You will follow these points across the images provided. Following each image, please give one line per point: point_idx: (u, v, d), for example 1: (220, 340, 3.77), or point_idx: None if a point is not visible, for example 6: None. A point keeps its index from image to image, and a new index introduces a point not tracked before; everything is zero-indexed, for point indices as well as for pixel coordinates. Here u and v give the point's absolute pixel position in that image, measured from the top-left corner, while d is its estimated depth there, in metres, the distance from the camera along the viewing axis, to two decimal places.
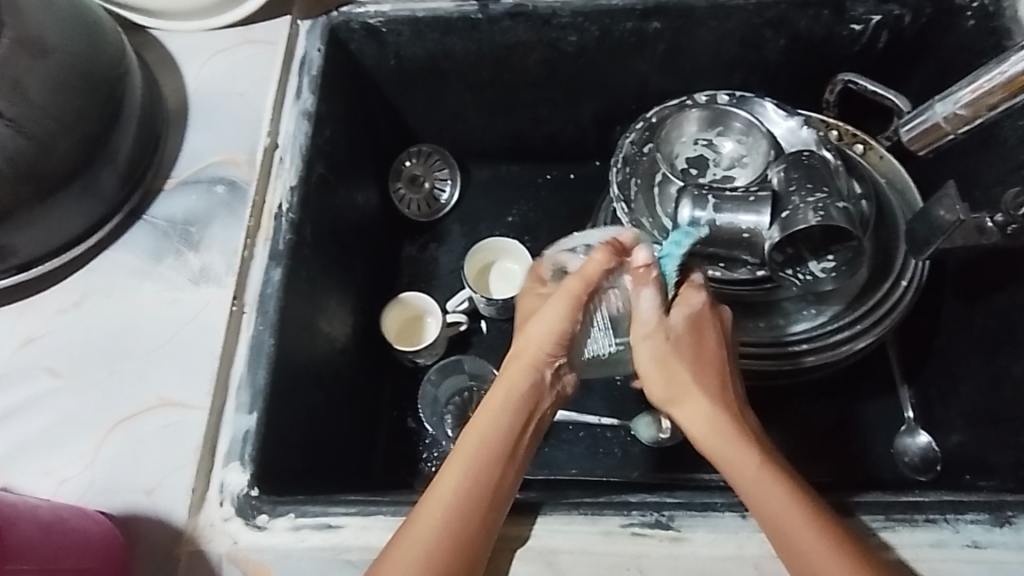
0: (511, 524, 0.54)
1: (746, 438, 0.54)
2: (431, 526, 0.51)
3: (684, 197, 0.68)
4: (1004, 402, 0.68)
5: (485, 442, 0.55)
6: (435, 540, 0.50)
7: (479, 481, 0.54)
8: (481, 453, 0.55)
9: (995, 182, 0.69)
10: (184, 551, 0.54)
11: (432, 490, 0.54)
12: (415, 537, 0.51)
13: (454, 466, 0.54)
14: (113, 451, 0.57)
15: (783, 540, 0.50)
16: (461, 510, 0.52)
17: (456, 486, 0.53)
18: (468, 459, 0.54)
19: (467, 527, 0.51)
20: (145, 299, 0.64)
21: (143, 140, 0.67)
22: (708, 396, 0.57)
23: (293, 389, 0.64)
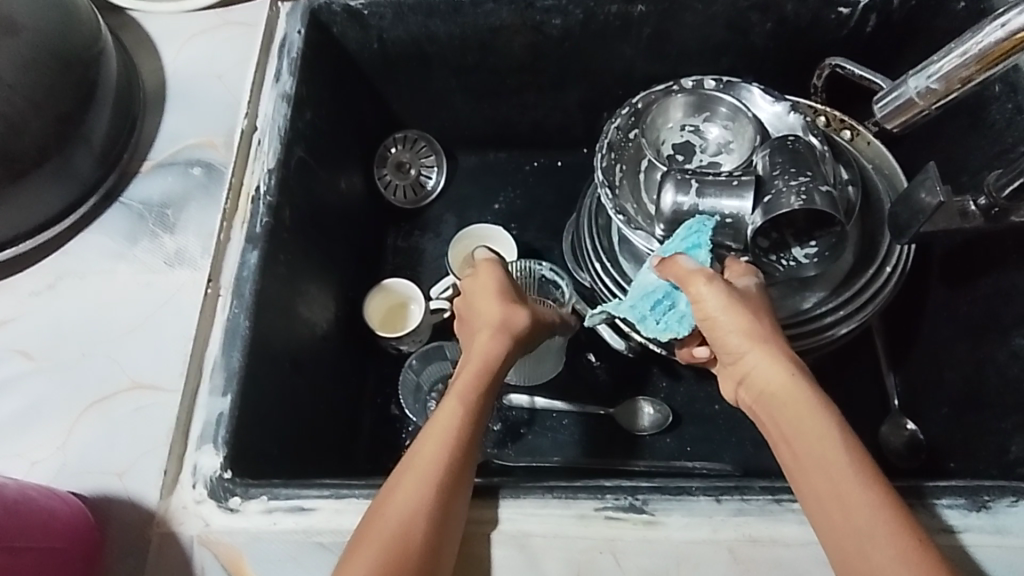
0: (481, 507, 0.54)
1: (802, 407, 0.52)
2: (425, 477, 0.51)
3: (667, 182, 0.68)
4: (988, 388, 0.67)
5: (458, 420, 0.55)
6: (420, 502, 0.49)
7: (465, 427, 0.55)
8: (460, 420, 0.55)
9: (982, 167, 0.68)
10: (155, 533, 0.54)
11: (423, 442, 0.54)
12: (401, 509, 0.49)
13: (434, 439, 0.53)
14: (85, 433, 0.57)
15: (822, 507, 0.49)
16: (447, 453, 0.52)
17: (435, 459, 0.52)
18: (446, 430, 0.54)
19: (455, 471, 0.52)
20: (120, 282, 0.63)
21: (119, 123, 0.67)
22: (764, 363, 0.55)
23: (270, 373, 0.64)
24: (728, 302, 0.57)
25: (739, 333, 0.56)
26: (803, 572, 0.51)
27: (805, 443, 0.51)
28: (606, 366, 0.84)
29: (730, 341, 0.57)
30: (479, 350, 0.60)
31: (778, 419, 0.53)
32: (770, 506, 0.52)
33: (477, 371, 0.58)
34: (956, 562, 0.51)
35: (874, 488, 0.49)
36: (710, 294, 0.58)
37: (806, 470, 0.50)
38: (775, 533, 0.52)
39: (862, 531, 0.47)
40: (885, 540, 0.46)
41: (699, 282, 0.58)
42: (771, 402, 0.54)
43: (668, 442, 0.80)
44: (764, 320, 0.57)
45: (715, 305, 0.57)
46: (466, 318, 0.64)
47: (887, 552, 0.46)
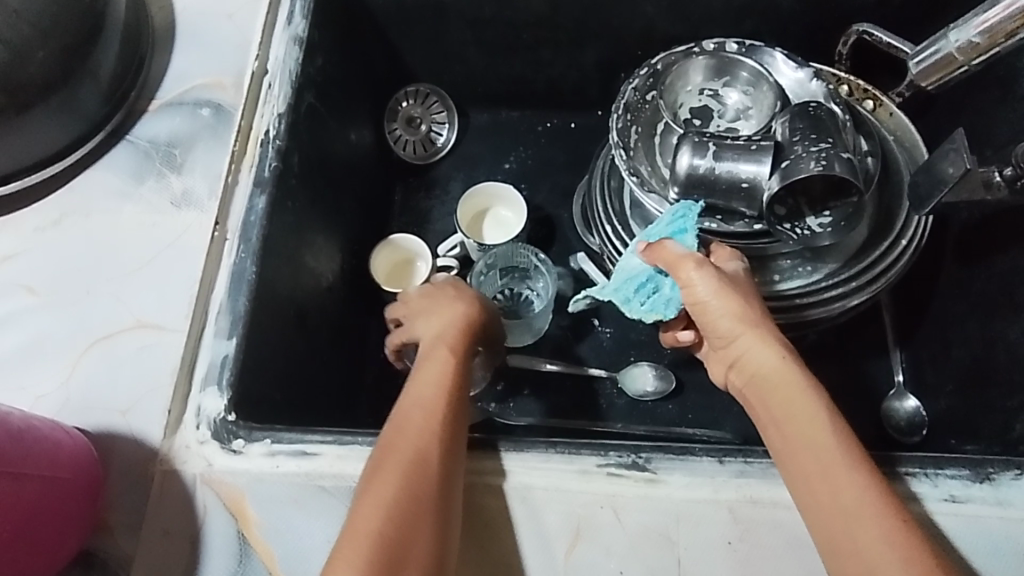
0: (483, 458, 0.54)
1: (794, 390, 0.52)
2: (417, 430, 0.50)
3: (684, 144, 0.66)
4: (996, 367, 0.67)
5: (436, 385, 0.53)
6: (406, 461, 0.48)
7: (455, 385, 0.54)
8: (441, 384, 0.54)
9: (1008, 140, 0.66)
10: (158, 470, 0.54)
11: (418, 395, 0.53)
12: (385, 468, 0.48)
13: (414, 404, 0.52)
14: (89, 369, 0.57)
15: (809, 489, 0.48)
16: (441, 409, 0.52)
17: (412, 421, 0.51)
18: (425, 394, 0.53)
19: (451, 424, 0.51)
20: (125, 220, 0.63)
21: (127, 58, 0.65)
22: (755, 346, 0.54)
23: (275, 320, 0.64)
24: (719, 285, 0.57)
25: (731, 316, 0.56)
26: (801, 535, 0.50)
27: (793, 426, 0.50)
28: (611, 331, 0.84)
29: (720, 324, 0.56)
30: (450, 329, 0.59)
31: (768, 404, 0.53)
32: (773, 470, 0.52)
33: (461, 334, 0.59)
34: (957, 531, 0.51)
35: (863, 471, 0.48)
36: (699, 281, 0.57)
37: (794, 454, 0.49)
38: (776, 496, 0.52)
39: (850, 512, 0.46)
40: (872, 521, 0.45)
41: (687, 267, 0.57)
42: (764, 386, 0.53)
43: (670, 408, 0.80)
44: (756, 303, 0.57)
45: (704, 291, 0.57)
46: (424, 308, 0.63)
47: (871, 533, 0.45)
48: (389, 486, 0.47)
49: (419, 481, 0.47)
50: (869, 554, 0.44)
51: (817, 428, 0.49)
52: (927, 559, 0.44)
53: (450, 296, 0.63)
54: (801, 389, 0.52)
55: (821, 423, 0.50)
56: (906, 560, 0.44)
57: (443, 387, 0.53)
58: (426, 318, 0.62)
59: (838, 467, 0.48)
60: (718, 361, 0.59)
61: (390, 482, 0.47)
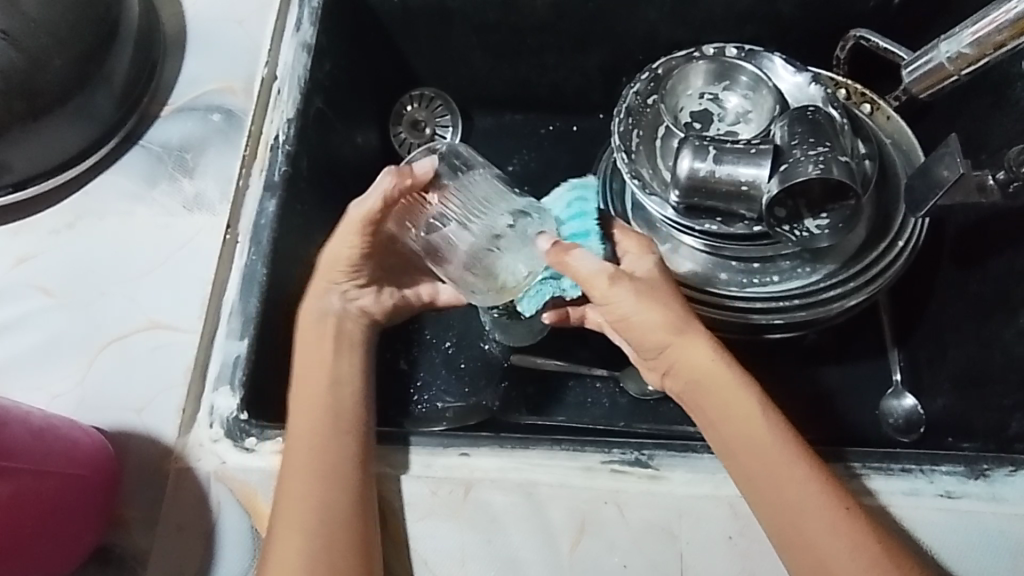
0: (392, 452, 0.55)
1: (732, 393, 0.52)
2: (302, 455, 0.53)
3: (685, 147, 0.68)
4: (992, 366, 0.68)
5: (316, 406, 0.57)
6: (307, 492, 0.52)
7: (330, 397, 0.57)
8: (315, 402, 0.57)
9: (1003, 145, 0.67)
10: (172, 468, 0.55)
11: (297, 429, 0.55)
12: (292, 497, 0.52)
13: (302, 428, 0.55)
14: (105, 368, 0.58)
15: (757, 489, 0.50)
16: (322, 425, 0.55)
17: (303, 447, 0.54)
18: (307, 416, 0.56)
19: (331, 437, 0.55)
20: (139, 222, 0.64)
21: (140, 65, 0.67)
22: (688, 354, 0.53)
23: (285, 320, 0.65)
24: (639, 297, 0.53)
25: (659, 327, 0.53)
26: None
27: (733, 428, 0.52)
28: None
29: (649, 336, 0.54)
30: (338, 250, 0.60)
31: (705, 407, 0.54)
32: None
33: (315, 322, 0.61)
34: (954, 525, 0.52)
35: (799, 464, 0.50)
36: (619, 294, 0.53)
37: (741, 461, 0.51)
38: None
39: (795, 507, 0.49)
40: (818, 514, 0.49)
41: (603, 285, 0.53)
42: (700, 392, 0.53)
43: (672, 407, 0.81)
44: (678, 303, 0.55)
45: (626, 305, 0.53)
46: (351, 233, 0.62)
47: (821, 524, 0.48)
48: (301, 515, 0.51)
49: (326, 505, 0.52)
50: (821, 543, 0.48)
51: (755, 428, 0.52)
52: (869, 539, 0.48)
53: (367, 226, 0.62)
54: (735, 388, 0.53)
55: (757, 421, 0.52)
56: (852, 544, 0.48)
57: (313, 410, 0.56)
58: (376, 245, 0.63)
59: (781, 460, 0.51)
60: (651, 367, 0.58)
61: (299, 513, 0.51)
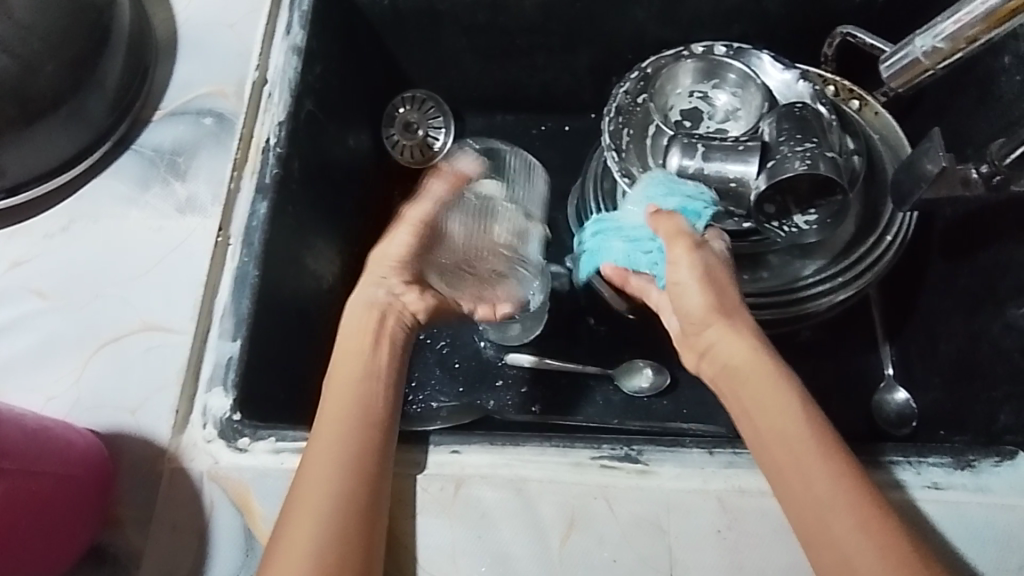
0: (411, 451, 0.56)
1: (768, 381, 0.53)
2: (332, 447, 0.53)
3: (674, 145, 0.70)
4: (981, 359, 0.68)
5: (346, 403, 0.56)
6: (329, 484, 0.51)
7: (367, 393, 0.57)
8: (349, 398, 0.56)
9: (987, 139, 0.68)
10: (166, 468, 0.55)
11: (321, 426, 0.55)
12: (311, 489, 0.51)
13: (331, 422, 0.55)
14: (99, 370, 0.59)
15: (784, 480, 0.50)
16: (353, 421, 0.54)
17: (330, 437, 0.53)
18: (339, 412, 0.55)
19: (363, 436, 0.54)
20: (132, 226, 0.64)
21: (132, 69, 0.67)
22: (726, 337, 0.56)
23: (278, 321, 0.66)
24: (700, 272, 0.59)
25: (705, 303, 0.58)
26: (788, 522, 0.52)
27: (766, 415, 0.52)
28: (606, 329, 0.86)
29: (693, 312, 0.59)
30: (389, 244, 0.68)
31: (739, 393, 0.54)
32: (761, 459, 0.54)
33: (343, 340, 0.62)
34: (941, 516, 0.52)
35: (829, 458, 0.50)
36: (682, 266, 0.60)
37: (774, 449, 0.51)
38: (763, 485, 0.53)
39: (824, 501, 0.48)
40: (846, 510, 0.48)
41: (679, 247, 0.60)
42: (737, 376, 0.55)
43: (665, 404, 0.81)
44: (731, 293, 0.59)
45: (686, 274, 0.59)
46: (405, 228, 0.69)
47: (847, 521, 0.47)
48: (319, 504, 0.50)
49: (340, 498, 0.50)
50: (843, 542, 0.47)
51: (789, 417, 0.52)
52: (899, 544, 0.46)
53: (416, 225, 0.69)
54: (772, 376, 0.54)
55: (790, 411, 0.52)
56: (880, 547, 0.46)
57: (348, 403, 0.56)
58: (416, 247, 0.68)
59: (812, 451, 0.50)
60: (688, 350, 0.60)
61: (312, 503, 0.50)
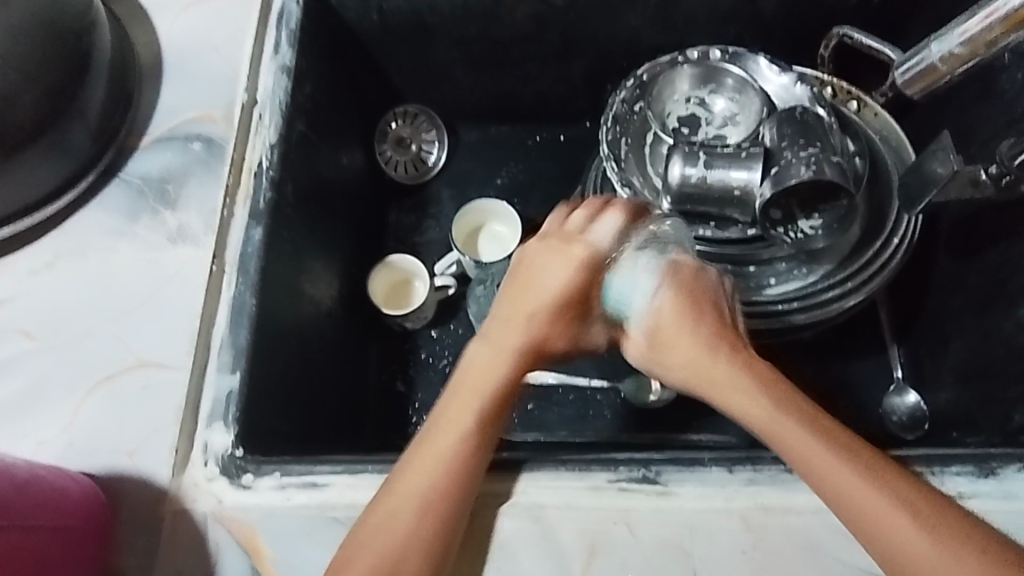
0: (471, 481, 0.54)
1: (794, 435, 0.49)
2: (412, 500, 0.49)
3: (675, 154, 0.68)
4: (993, 359, 0.67)
5: (427, 435, 0.53)
6: (407, 531, 0.48)
7: (435, 422, 0.53)
8: (435, 425, 0.53)
9: (990, 136, 0.67)
10: (167, 511, 0.53)
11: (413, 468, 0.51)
12: (391, 540, 0.48)
13: (419, 451, 0.52)
14: (92, 411, 0.56)
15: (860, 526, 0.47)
16: (430, 460, 0.51)
17: (414, 478, 0.50)
18: (421, 449, 0.52)
19: (438, 481, 0.50)
20: (122, 259, 0.62)
21: (115, 96, 0.65)
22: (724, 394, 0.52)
23: (278, 350, 0.64)
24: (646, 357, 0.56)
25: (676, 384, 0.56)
26: (813, 542, 0.51)
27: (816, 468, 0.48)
28: None
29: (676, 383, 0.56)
30: (514, 302, 0.57)
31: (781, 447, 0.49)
32: (782, 476, 0.53)
33: (533, 343, 0.56)
34: None
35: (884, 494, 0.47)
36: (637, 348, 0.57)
37: (823, 467, 0.48)
38: (788, 503, 0.52)
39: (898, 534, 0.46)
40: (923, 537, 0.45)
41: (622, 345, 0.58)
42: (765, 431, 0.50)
43: (674, 415, 0.80)
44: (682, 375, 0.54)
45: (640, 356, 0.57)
46: (535, 269, 0.57)
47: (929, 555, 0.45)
48: (386, 547, 0.48)
49: (418, 541, 0.48)
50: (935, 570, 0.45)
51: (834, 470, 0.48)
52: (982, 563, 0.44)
53: (546, 275, 0.57)
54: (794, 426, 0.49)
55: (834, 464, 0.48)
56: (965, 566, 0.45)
57: (430, 435, 0.52)
58: (529, 293, 0.56)
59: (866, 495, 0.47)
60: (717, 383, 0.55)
61: (382, 553, 0.48)
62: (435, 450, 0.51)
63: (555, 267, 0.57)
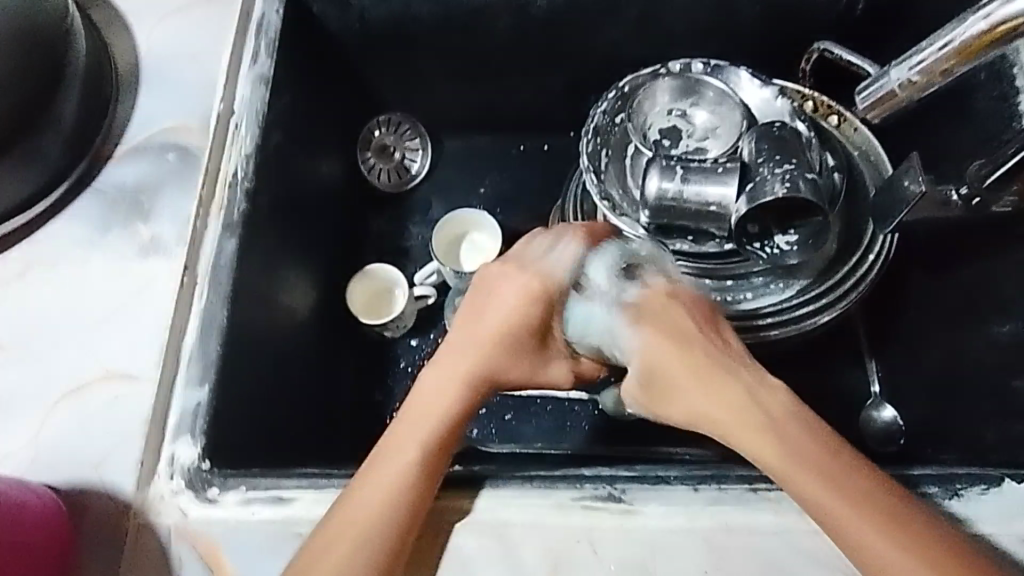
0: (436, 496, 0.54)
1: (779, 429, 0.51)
2: (362, 523, 0.50)
3: (653, 168, 0.68)
4: (966, 376, 0.67)
5: (378, 461, 0.53)
6: (355, 553, 0.49)
7: (387, 448, 0.53)
8: (386, 451, 0.53)
9: (965, 154, 0.67)
10: (131, 525, 0.53)
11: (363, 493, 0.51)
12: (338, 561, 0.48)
13: (371, 476, 0.52)
14: (59, 423, 0.56)
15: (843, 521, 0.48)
16: (377, 487, 0.51)
17: (362, 502, 0.50)
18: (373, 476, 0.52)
19: (389, 506, 0.50)
20: (93, 269, 0.62)
21: (89, 106, 0.65)
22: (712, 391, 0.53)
23: (250, 362, 0.64)
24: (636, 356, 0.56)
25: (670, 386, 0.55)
26: (776, 564, 0.51)
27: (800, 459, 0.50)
28: None
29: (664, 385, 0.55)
30: (467, 329, 0.57)
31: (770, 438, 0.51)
32: (746, 496, 0.53)
33: (485, 372, 0.56)
34: None
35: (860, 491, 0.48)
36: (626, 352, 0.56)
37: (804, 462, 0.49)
38: (751, 522, 0.52)
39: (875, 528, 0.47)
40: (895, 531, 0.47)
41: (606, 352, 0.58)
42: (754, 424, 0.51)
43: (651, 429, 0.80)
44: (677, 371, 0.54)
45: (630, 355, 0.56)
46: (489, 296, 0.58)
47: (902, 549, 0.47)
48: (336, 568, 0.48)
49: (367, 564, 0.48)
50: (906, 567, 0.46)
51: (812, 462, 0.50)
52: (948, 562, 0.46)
53: (500, 301, 0.57)
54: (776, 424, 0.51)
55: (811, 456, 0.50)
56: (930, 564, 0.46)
57: (380, 462, 0.53)
58: (483, 318, 0.57)
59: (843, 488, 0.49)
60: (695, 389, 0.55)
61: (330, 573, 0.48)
62: (384, 477, 0.51)
63: (510, 294, 0.57)
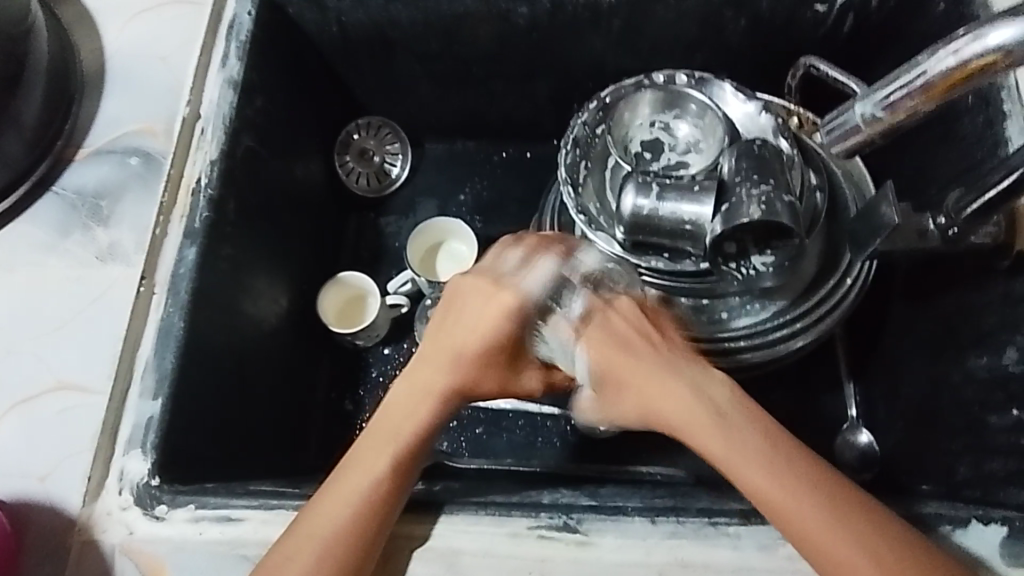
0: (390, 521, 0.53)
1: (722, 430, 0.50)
2: (319, 542, 0.48)
3: (628, 183, 0.65)
4: (941, 407, 0.66)
5: (340, 478, 0.51)
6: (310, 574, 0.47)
7: (350, 462, 0.52)
8: (348, 467, 0.52)
9: (948, 180, 0.66)
10: (75, 541, 0.52)
11: (323, 510, 0.50)
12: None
13: (331, 492, 0.51)
14: (7, 433, 0.55)
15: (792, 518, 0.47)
16: (337, 505, 0.50)
17: (321, 519, 0.49)
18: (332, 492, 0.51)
19: (347, 523, 0.49)
20: (50, 275, 0.61)
21: (51, 107, 0.64)
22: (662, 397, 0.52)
23: (211, 372, 0.62)
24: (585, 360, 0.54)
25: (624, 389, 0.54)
26: None
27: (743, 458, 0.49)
28: None
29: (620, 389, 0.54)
30: (433, 342, 0.55)
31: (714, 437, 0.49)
32: (704, 531, 0.51)
33: (453, 384, 0.54)
34: None
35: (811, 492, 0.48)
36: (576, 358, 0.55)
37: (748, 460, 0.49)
38: (708, 558, 0.51)
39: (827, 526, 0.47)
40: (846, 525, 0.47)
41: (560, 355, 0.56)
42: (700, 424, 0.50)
43: (623, 447, 0.78)
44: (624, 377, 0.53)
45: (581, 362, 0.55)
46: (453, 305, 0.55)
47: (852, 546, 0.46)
48: None
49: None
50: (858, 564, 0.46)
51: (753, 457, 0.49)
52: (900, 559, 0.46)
53: (462, 312, 0.55)
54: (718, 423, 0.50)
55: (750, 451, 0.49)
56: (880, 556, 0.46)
57: (341, 478, 0.51)
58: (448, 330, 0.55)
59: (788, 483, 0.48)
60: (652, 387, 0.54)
61: None
62: (345, 492, 0.50)
63: (474, 304, 0.55)
